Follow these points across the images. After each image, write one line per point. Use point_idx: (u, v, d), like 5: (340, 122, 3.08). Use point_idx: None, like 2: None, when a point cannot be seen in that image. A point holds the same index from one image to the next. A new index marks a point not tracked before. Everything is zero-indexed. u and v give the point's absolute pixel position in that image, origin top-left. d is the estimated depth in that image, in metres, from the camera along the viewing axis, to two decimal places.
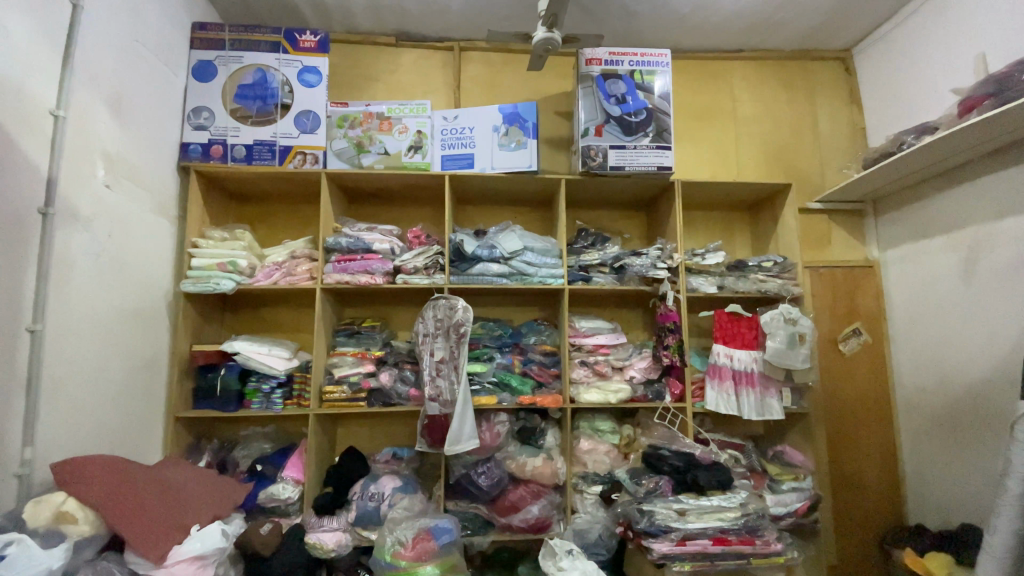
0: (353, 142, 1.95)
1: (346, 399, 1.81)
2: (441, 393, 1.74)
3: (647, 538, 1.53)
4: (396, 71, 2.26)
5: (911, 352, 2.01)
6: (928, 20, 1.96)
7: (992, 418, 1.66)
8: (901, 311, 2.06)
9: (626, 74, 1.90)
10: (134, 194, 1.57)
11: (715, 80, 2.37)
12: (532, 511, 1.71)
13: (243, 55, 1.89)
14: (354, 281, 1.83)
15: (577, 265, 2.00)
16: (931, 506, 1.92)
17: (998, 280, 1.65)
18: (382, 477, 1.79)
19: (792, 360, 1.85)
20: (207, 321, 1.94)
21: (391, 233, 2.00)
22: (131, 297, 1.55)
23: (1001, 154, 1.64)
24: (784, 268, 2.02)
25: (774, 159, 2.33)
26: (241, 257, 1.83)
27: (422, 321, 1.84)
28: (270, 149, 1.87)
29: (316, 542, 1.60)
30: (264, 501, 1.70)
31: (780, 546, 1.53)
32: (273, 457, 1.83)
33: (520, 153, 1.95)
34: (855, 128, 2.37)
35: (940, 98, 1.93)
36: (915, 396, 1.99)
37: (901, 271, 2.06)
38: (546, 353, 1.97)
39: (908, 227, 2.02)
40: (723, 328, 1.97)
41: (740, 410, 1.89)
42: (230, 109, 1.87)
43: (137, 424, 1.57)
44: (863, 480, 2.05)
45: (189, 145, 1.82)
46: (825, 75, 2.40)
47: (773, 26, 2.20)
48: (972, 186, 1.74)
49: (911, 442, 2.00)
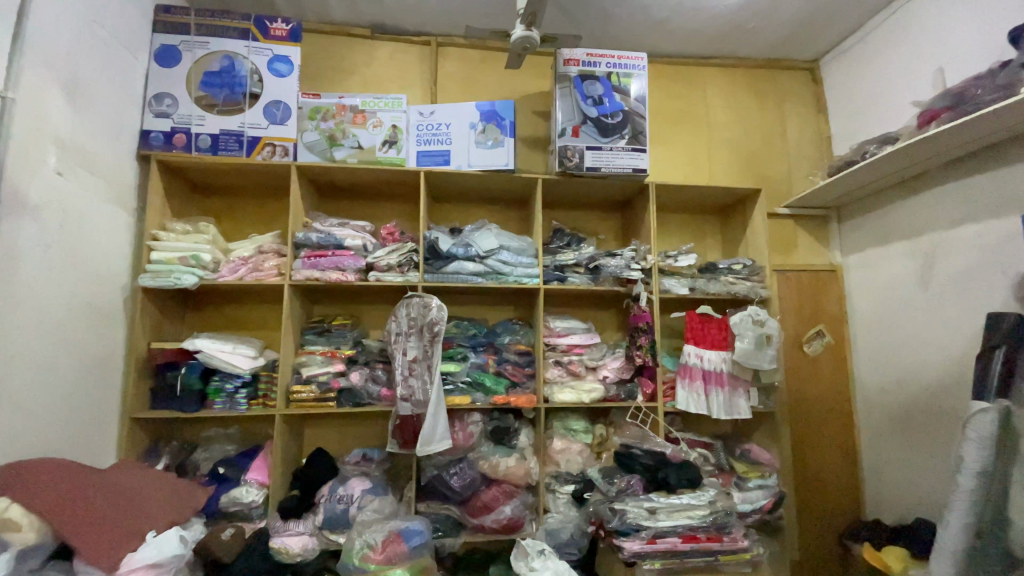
0: (326, 135, 1.90)
1: (315, 399, 1.76)
2: (413, 393, 1.70)
3: (618, 537, 1.54)
4: (371, 64, 2.22)
5: (872, 353, 2.08)
6: (891, 35, 2.04)
7: (946, 418, 1.74)
8: (862, 314, 2.14)
9: (603, 76, 1.91)
10: (89, 183, 1.48)
11: (689, 84, 2.41)
12: (504, 512, 1.69)
13: (210, 40, 1.82)
14: (324, 278, 1.78)
15: (552, 265, 2.00)
16: (887, 501, 2.00)
17: (952, 286, 1.73)
18: (351, 479, 1.74)
19: (759, 361, 1.90)
20: (166, 317, 1.86)
21: (364, 229, 1.95)
22: (84, 291, 1.47)
23: (955, 166, 1.72)
24: (752, 271, 2.08)
25: (745, 164, 2.39)
26: (205, 251, 1.75)
27: (395, 319, 1.80)
28: (237, 139, 1.79)
29: (279, 547, 1.55)
30: (226, 505, 1.63)
31: (747, 542, 1.55)
32: (236, 459, 1.77)
33: (498, 151, 1.94)
34: (821, 137, 2.45)
35: (900, 110, 2.01)
36: (874, 396, 2.07)
37: (864, 276, 2.14)
38: (521, 353, 1.95)
39: (869, 233, 2.11)
40: (694, 329, 1.99)
41: (709, 409, 1.91)
42: (195, 96, 1.79)
43: (90, 426, 1.49)
44: (824, 478, 2.12)
45: (150, 133, 1.74)
46: (793, 85, 2.47)
47: (746, 35, 2.25)
48: (930, 195, 1.81)
49: (870, 440, 2.08)
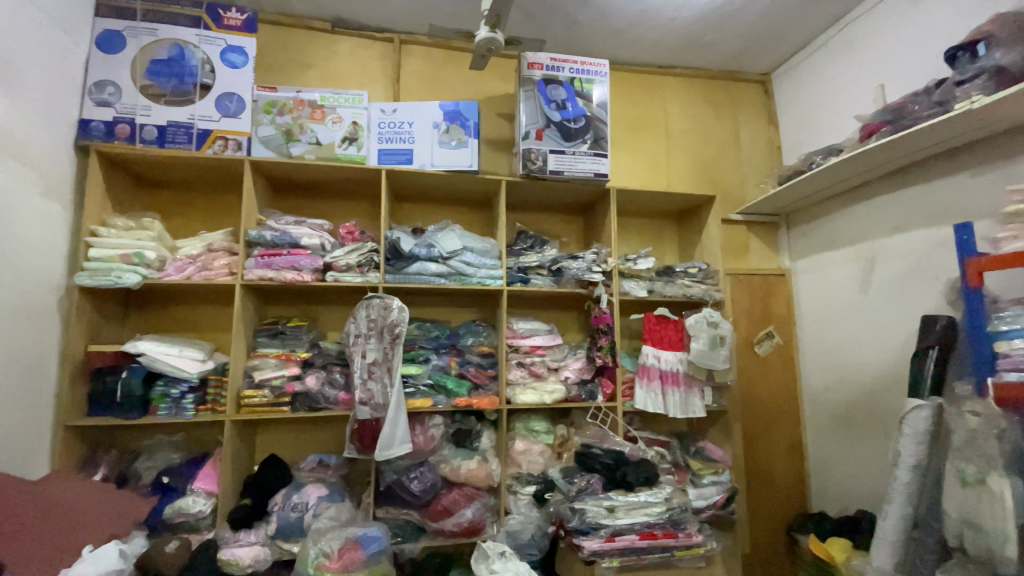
0: (282, 130, 1.83)
1: (268, 404, 1.69)
2: (373, 397, 1.66)
3: (578, 536, 1.56)
4: (331, 58, 2.16)
5: (817, 354, 2.19)
6: (837, 52, 2.16)
7: (884, 414, 1.86)
8: (808, 316, 2.25)
9: (566, 80, 1.93)
10: (21, 174, 1.38)
11: (649, 92, 2.48)
12: (465, 515, 1.69)
13: (158, 27, 1.73)
14: (278, 277, 1.71)
15: (516, 266, 2.00)
16: (830, 494, 2.11)
17: (890, 290, 1.85)
18: (306, 486, 1.68)
19: (712, 360, 1.96)
20: (105, 318, 1.75)
21: (321, 228, 1.90)
22: (14, 290, 1.36)
23: (893, 178, 1.84)
24: (707, 274, 2.14)
25: (701, 171, 2.47)
26: (149, 249, 1.66)
27: (354, 321, 1.74)
28: (186, 132, 1.71)
29: (229, 559, 1.46)
30: (171, 516, 1.55)
31: (701, 537, 1.60)
32: (182, 468, 1.68)
33: (461, 152, 1.92)
34: (771, 147, 2.56)
35: (843, 124, 2.13)
36: (819, 394, 2.18)
37: (810, 280, 2.25)
38: (483, 355, 1.96)
39: (815, 239, 2.22)
40: (651, 330, 2.05)
41: (665, 409, 1.97)
42: (140, 85, 1.69)
43: (19, 436, 1.38)
44: (773, 473, 2.21)
45: (90, 122, 1.63)
46: (746, 96, 2.58)
47: (703, 47, 2.33)
48: (871, 205, 1.93)
49: (815, 436, 2.19)
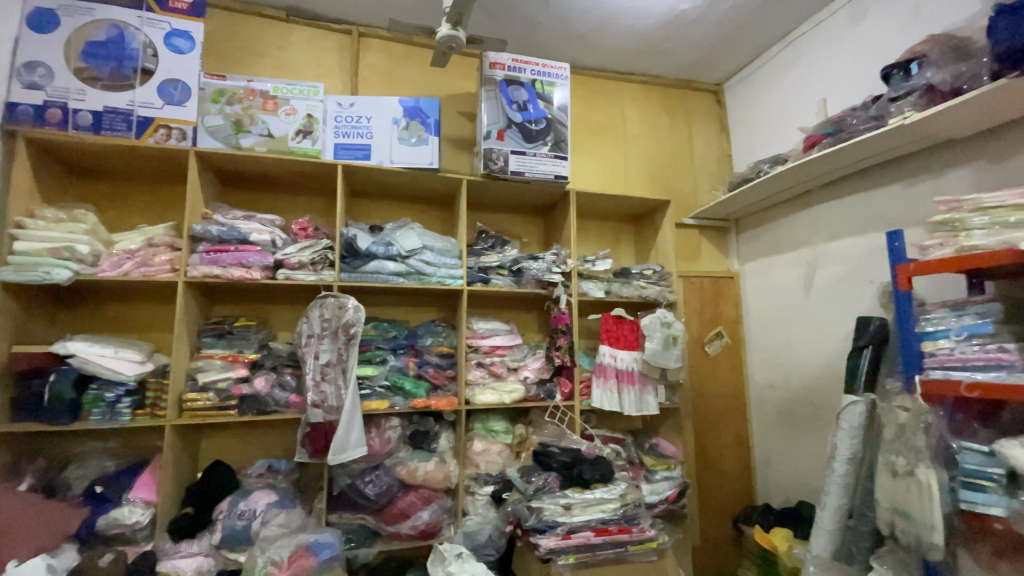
0: (231, 120, 1.75)
1: (212, 408, 1.61)
2: (326, 399, 1.61)
3: (535, 534, 1.58)
4: (285, 48, 2.08)
5: (763, 353, 2.30)
6: (784, 66, 2.27)
7: (822, 410, 1.97)
8: (755, 317, 2.35)
9: (528, 82, 1.94)
10: None
11: (608, 97, 2.52)
12: (422, 517, 1.67)
13: (96, 6, 1.61)
14: (226, 274, 1.64)
15: (476, 266, 2.00)
16: (774, 486, 2.22)
17: (828, 292, 1.96)
18: (255, 492, 1.62)
19: (666, 360, 2.02)
20: (33, 317, 1.63)
21: (272, 223, 1.83)
22: None
23: (833, 187, 1.95)
24: (661, 277, 2.20)
25: (657, 175, 2.54)
26: (82, 243, 1.55)
27: (307, 321, 1.70)
28: (124, 119, 1.61)
29: (169, 571, 1.41)
30: (105, 528, 1.45)
31: (653, 532, 1.64)
32: (117, 476, 1.58)
33: (421, 149, 1.90)
34: (723, 154, 2.66)
35: (788, 135, 2.24)
36: (764, 391, 2.28)
37: (757, 282, 2.35)
38: (442, 355, 1.94)
39: (762, 244, 2.33)
40: (609, 330, 2.08)
41: (621, 406, 2.01)
42: (74, 67, 1.58)
43: None
44: (722, 468, 2.30)
45: (17, 105, 1.51)
46: (700, 104, 2.66)
47: (660, 55, 2.39)
48: (813, 212, 2.04)
49: (761, 432, 2.29)
